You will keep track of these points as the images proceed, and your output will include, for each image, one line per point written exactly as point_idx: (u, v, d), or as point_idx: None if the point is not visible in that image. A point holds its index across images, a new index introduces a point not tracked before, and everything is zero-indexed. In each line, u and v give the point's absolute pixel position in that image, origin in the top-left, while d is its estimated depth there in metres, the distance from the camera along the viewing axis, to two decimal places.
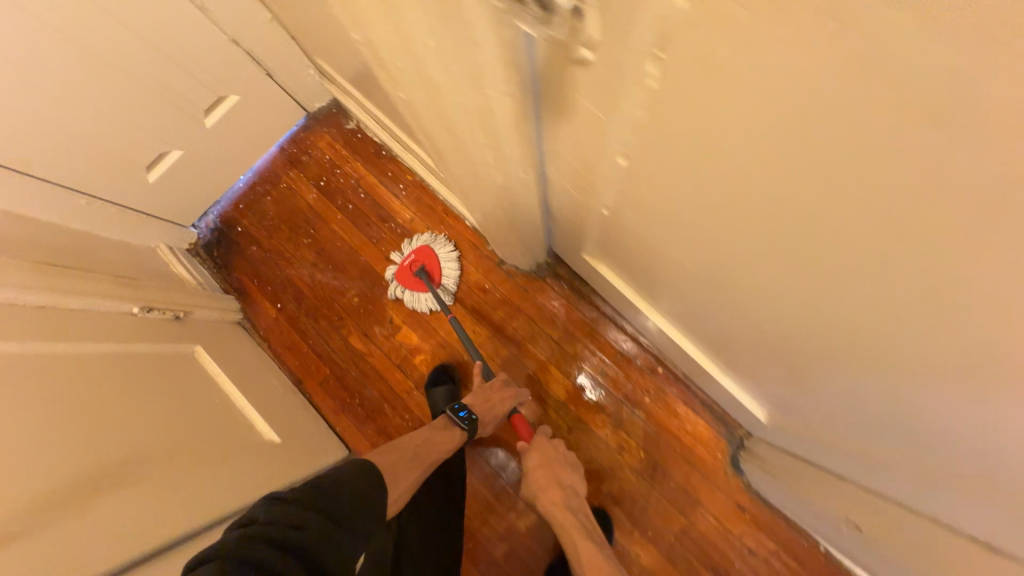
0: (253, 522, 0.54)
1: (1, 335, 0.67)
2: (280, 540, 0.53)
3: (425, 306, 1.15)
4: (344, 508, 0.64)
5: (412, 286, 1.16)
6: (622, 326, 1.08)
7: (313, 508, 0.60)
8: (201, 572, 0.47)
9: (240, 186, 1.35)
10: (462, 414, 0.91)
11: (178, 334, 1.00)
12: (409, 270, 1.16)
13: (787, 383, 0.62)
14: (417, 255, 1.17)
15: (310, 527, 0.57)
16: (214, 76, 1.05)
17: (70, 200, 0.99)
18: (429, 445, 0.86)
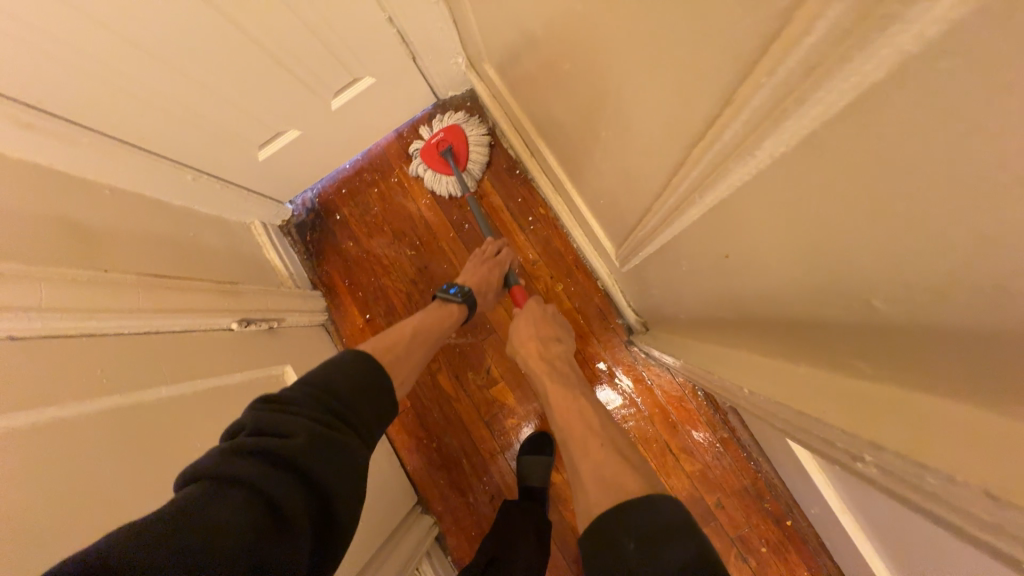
0: (243, 434, 0.48)
1: (107, 386, 0.58)
2: (270, 445, 0.47)
3: (447, 188, 1.09)
4: (339, 401, 0.58)
5: (436, 168, 1.08)
6: (755, 459, 0.92)
7: (306, 403, 0.54)
8: (180, 496, 0.41)
9: (346, 168, 1.19)
10: (452, 291, 0.88)
11: (271, 351, 0.91)
12: (435, 147, 1.06)
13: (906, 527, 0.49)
14: (445, 133, 1.06)
15: (304, 428, 0.50)
16: (354, 56, 0.87)
17: (174, 175, 0.87)
18: (433, 322, 0.83)
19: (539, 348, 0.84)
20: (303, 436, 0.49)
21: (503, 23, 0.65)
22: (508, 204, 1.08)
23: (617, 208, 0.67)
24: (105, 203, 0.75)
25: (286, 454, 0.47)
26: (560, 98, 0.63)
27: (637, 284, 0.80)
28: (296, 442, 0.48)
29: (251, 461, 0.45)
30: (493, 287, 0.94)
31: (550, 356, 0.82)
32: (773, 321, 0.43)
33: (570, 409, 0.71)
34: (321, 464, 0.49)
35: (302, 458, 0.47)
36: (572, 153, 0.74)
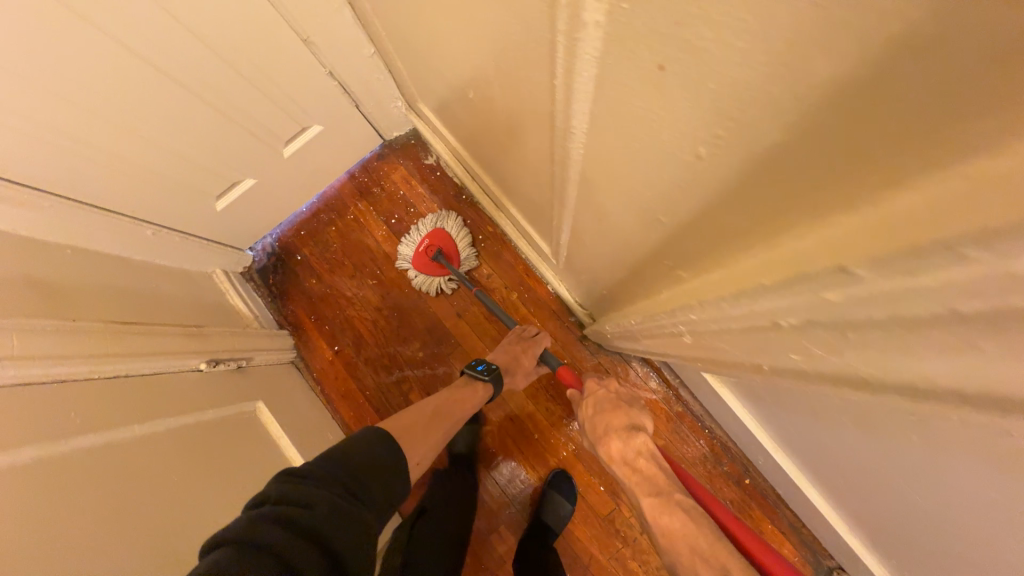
0: (272, 503, 0.55)
1: (78, 427, 0.60)
2: (294, 515, 0.54)
3: (443, 287, 1.14)
4: (359, 482, 0.65)
5: (428, 271, 1.12)
6: (707, 426, 1.01)
7: (326, 477, 0.61)
8: (216, 558, 0.47)
9: (303, 211, 1.26)
10: (479, 368, 0.95)
11: (240, 389, 0.93)
12: (425, 255, 1.11)
13: (800, 424, 0.61)
14: (431, 238, 1.11)
15: (323, 502, 0.58)
16: (300, 107, 0.96)
17: (134, 231, 0.91)
18: (457, 400, 0.91)
19: (618, 445, 0.87)
20: (323, 509, 0.57)
21: (426, 67, 0.76)
22: (497, 275, 1.14)
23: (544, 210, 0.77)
24: (63, 259, 0.78)
25: (306, 523, 0.54)
26: (479, 122, 0.73)
27: (575, 279, 0.90)
28: (315, 513, 0.56)
29: (278, 529, 0.52)
30: (522, 367, 0.99)
31: (632, 455, 0.85)
32: (663, 268, 0.52)
33: (683, 527, 0.72)
34: (335, 534, 0.56)
35: (317, 529, 0.54)
36: (500, 170, 0.84)
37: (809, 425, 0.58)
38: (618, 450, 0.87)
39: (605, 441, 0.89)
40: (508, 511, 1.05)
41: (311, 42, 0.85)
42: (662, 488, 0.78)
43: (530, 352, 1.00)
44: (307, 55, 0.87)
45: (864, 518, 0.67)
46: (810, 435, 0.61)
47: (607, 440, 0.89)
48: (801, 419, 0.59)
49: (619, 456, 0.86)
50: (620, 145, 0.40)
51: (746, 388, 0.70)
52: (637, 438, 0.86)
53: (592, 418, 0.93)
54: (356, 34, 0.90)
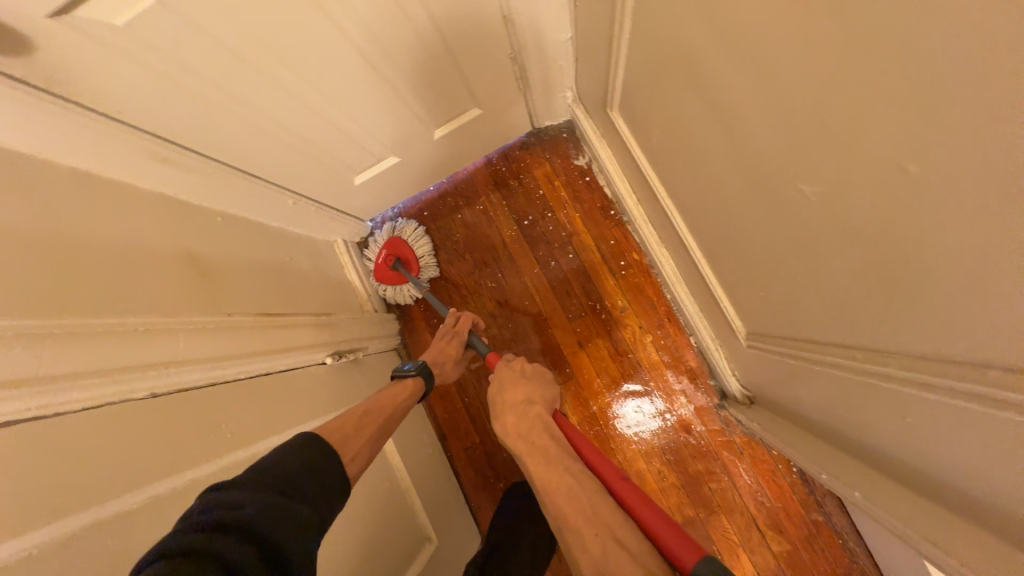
0: (190, 514, 0.40)
1: (225, 438, 0.56)
2: (221, 516, 0.39)
3: (406, 297, 1.11)
4: (291, 477, 0.49)
5: (391, 281, 1.08)
6: (853, 548, 0.86)
7: (251, 479, 0.46)
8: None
9: (429, 191, 1.16)
10: (406, 365, 0.84)
11: (355, 385, 0.89)
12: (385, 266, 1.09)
13: None
14: (387, 246, 1.07)
15: (254, 498, 0.43)
16: (469, 85, 0.82)
17: (278, 200, 0.85)
18: (384, 398, 0.75)
19: (515, 419, 0.67)
20: (255, 504, 0.42)
21: (666, 89, 0.60)
22: (631, 311, 1.01)
23: (760, 293, 0.62)
24: (214, 227, 0.74)
25: (238, 523, 0.40)
26: (723, 179, 0.57)
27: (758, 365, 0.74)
28: (253, 510, 0.41)
29: (207, 533, 0.37)
30: (451, 356, 0.90)
31: (530, 431, 0.64)
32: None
33: (568, 493, 0.52)
34: (276, 531, 0.41)
35: (261, 529, 0.40)
36: (709, 225, 0.68)
37: None
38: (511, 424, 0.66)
39: (500, 415, 0.69)
40: None
41: (512, 18, 0.71)
42: (556, 462, 0.57)
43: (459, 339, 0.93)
44: (500, 28, 0.72)
45: None
46: None
47: (501, 414, 0.69)
48: None
49: (513, 430, 0.66)
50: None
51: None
52: (534, 413, 0.67)
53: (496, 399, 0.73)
54: (560, 12, 0.73)
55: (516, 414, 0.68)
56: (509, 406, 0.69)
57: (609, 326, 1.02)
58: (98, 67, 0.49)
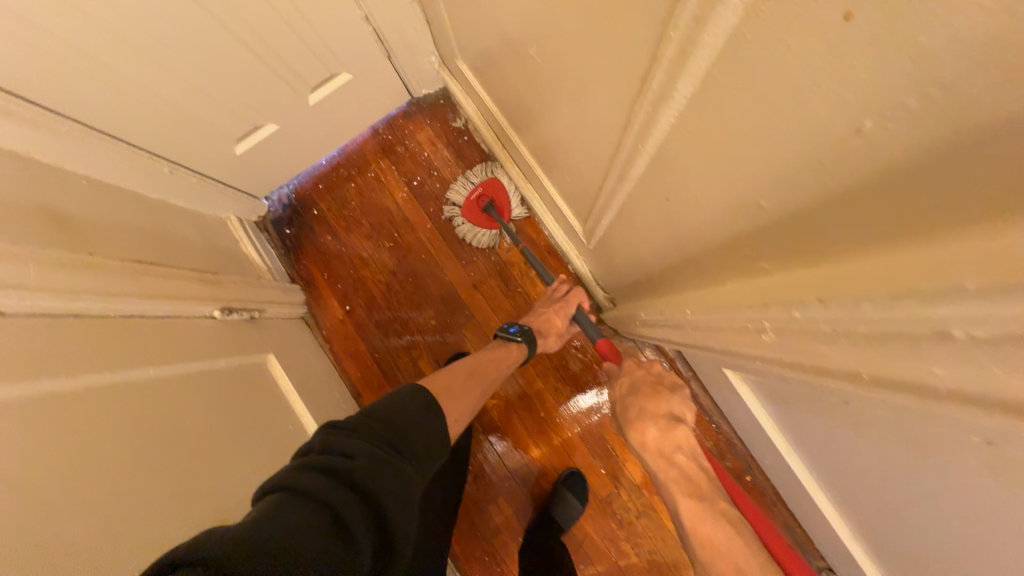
0: (311, 453, 0.47)
1: (93, 362, 0.59)
2: (333, 463, 0.45)
3: (487, 240, 1.11)
4: (400, 436, 0.53)
5: (479, 221, 1.10)
6: (713, 420, 1.01)
7: (365, 429, 0.51)
8: (258, 510, 0.40)
9: (322, 164, 1.22)
10: (512, 329, 0.90)
11: (251, 340, 0.92)
12: (476, 204, 1.08)
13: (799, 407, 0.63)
14: (485, 186, 1.08)
15: (363, 453, 0.47)
16: (332, 51, 0.91)
17: (153, 168, 0.88)
18: (490, 359, 0.84)
19: (656, 434, 0.72)
20: (365, 457, 0.47)
21: (475, 25, 0.71)
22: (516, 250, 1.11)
23: (574, 190, 0.74)
24: (79, 190, 0.75)
25: (350, 476, 0.45)
26: (521, 89, 0.68)
27: (602, 263, 0.87)
28: (359, 462, 0.46)
29: (318, 477, 0.43)
30: (554, 328, 0.93)
31: (670, 447, 0.71)
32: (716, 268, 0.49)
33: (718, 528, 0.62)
34: (378, 485, 0.46)
35: (364, 482, 0.45)
36: (538, 143, 0.80)
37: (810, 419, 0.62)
38: (651, 440, 0.72)
39: (637, 425, 0.74)
40: (506, 483, 1.06)
41: None
42: (706, 493, 0.67)
43: (562, 313, 0.94)
44: None
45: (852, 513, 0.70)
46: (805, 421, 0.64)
47: (640, 424, 0.73)
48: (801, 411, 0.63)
49: (653, 446, 0.71)
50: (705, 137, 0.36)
51: (787, 405, 0.68)
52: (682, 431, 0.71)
53: (625, 402, 0.78)
54: None
55: (654, 431, 0.72)
56: (649, 417, 0.73)
57: (498, 267, 1.12)
58: None
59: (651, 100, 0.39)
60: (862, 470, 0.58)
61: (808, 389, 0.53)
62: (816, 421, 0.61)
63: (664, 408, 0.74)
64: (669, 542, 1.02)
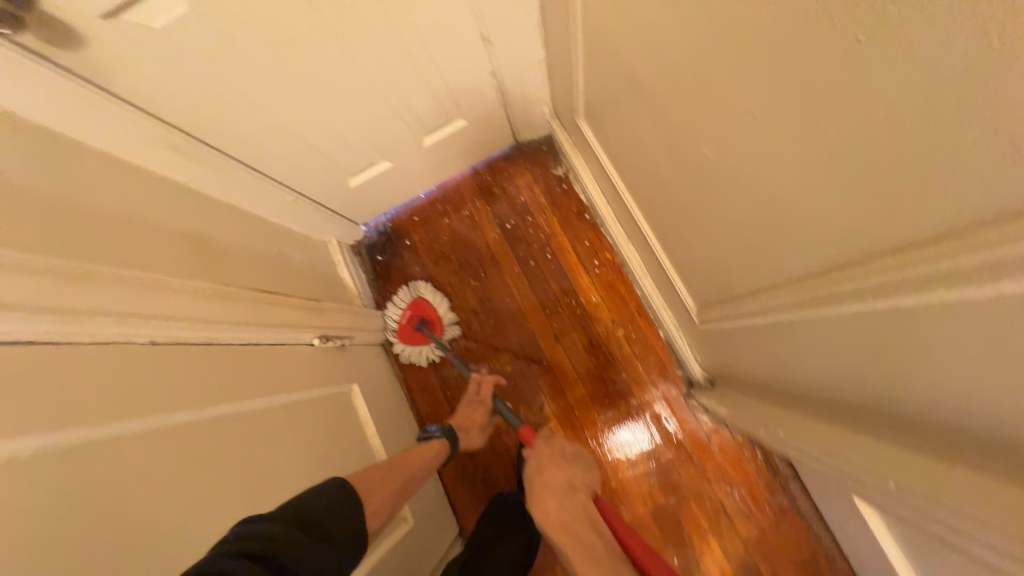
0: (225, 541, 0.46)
1: (214, 393, 0.62)
2: (252, 548, 0.45)
3: (428, 357, 1.14)
4: (314, 519, 0.54)
5: (415, 343, 1.13)
6: (812, 530, 0.90)
7: (280, 514, 0.52)
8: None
9: (419, 197, 1.25)
10: (432, 429, 0.90)
11: (340, 369, 0.94)
12: (408, 326, 1.13)
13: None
14: (411, 308, 1.13)
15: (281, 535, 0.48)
16: (454, 99, 0.93)
17: (278, 196, 0.93)
18: (410, 455, 0.80)
19: (556, 504, 0.74)
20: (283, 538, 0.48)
21: (614, 93, 0.69)
22: (605, 305, 1.07)
23: (701, 269, 0.69)
24: (217, 215, 0.81)
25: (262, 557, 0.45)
26: (661, 164, 0.65)
27: (710, 343, 0.80)
28: (275, 543, 0.47)
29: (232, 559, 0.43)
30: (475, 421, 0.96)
31: (572, 516, 0.72)
32: (919, 408, 0.42)
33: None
34: (296, 566, 0.47)
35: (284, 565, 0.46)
36: (659, 214, 0.76)
37: None
38: (554, 511, 0.73)
39: (540, 500, 0.75)
40: None
41: (488, 40, 0.83)
42: (603, 555, 0.65)
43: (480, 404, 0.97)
44: (478, 49, 0.84)
45: None
46: None
47: (541, 496, 0.76)
48: None
49: (553, 517, 0.72)
50: (974, 291, 0.30)
51: (934, 560, 0.57)
52: (577, 498, 0.75)
53: (531, 479, 0.80)
54: (528, 33, 0.85)
55: (557, 499, 0.74)
56: (547, 490, 0.76)
57: (583, 321, 1.08)
58: (136, 67, 0.59)
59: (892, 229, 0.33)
60: None
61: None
62: None
63: (562, 479, 0.79)
64: None
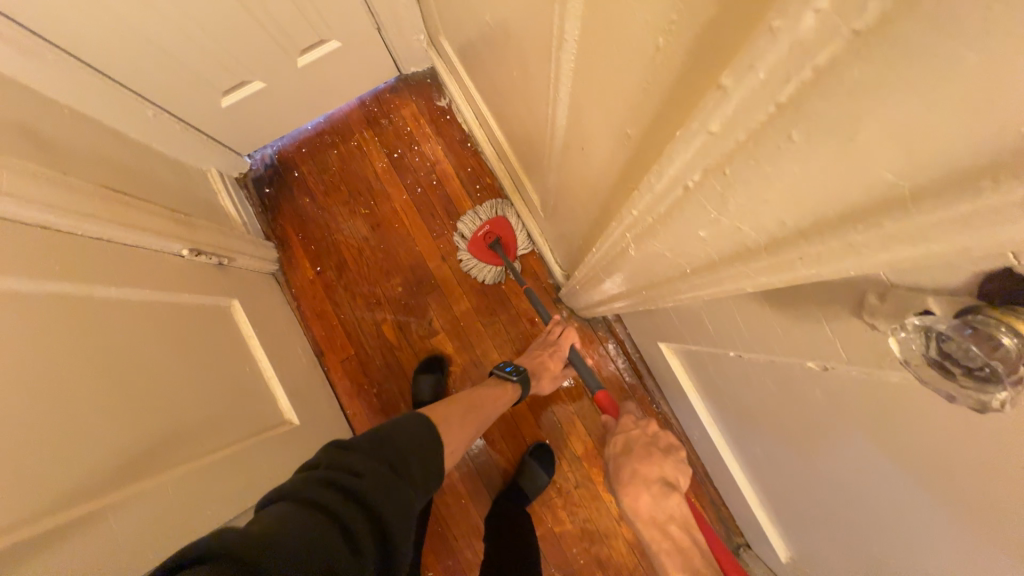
0: (318, 468, 0.48)
1: (57, 272, 0.62)
2: (344, 481, 0.47)
3: (494, 276, 1.13)
4: (399, 459, 0.55)
5: (486, 258, 1.11)
6: (655, 401, 1.07)
7: (368, 449, 0.53)
8: (271, 510, 0.42)
9: (307, 129, 1.25)
10: (508, 369, 0.93)
11: (218, 284, 0.95)
12: (483, 241, 1.10)
13: (713, 380, 0.71)
14: (491, 225, 1.10)
15: (373, 471, 0.50)
16: (324, 17, 0.96)
17: (138, 109, 0.91)
18: (492, 397, 0.85)
19: (648, 501, 0.72)
20: (373, 476, 0.49)
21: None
22: None
23: (529, 162, 0.79)
24: (59, 117, 0.77)
25: (356, 491, 0.47)
26: (485, 60, 0.72)
27: (557, 238, 0.92)
28: (365, 480, 0.48)
29: (324, 490, 0.45)
30: (549, 371, 0.97)
31: (665, 518, 0.70)
32: None
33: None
34: (384, 504, 0.48)
35: (372, 501, 0.47)
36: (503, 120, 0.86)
37: (721, 391, 0.70)
38: (647, 510, 0.71)
39: (632, 490, 0.74)
40: None
41: None
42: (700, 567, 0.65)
43: (556, 356, 0.98)
44: None
45: (769, 496, 0.75)
46: (718, 392, 0.72)
47: (633, 489, 0.74)
48: (716, 385, 0.71)
49: (643, 515, 0.71)
50: None
51: (705, 374, 0.73)
52: (673, 499, 0.71)
53: (621, 463, 0.79)
54: None
55: (647, 496, 0.72)
56: (641, 481, 0.74)
57: None
58: None
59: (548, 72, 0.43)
60: (752, 426, 0.65)
61: (714, 353, 0.60)
62: (723, 390, 0.69)
63: (655, 472, 0.75)
64: (611, 519, 1.07)
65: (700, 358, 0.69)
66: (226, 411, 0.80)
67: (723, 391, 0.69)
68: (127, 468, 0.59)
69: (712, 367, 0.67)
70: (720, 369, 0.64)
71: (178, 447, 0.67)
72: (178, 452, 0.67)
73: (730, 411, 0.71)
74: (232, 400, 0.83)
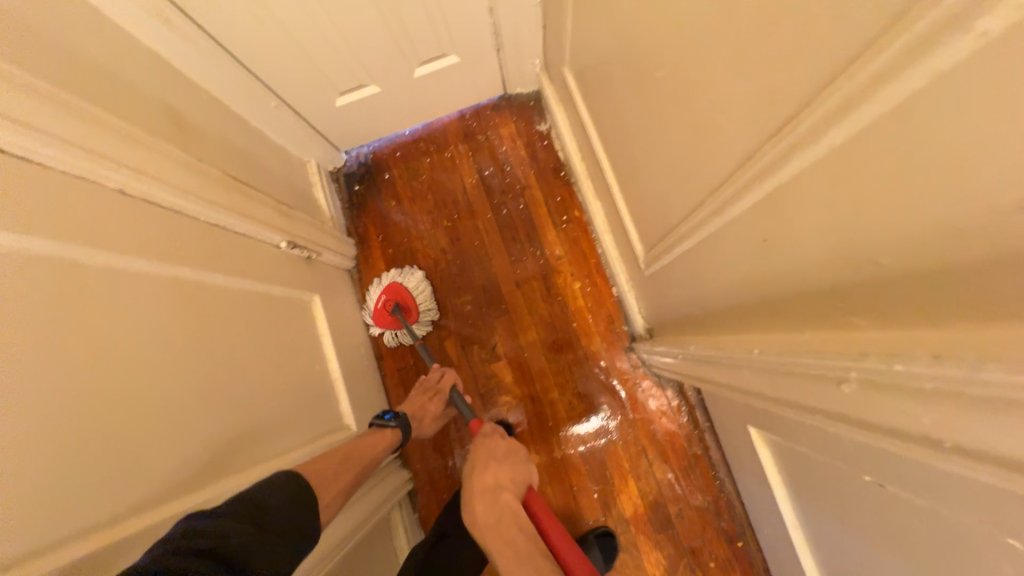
0: (173, 539, 0.44)
1: (177, 255, 0.64)
2: (209, 545, 0.44)
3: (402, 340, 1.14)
4: (266, 516, 0.53)
5: (390, 327, 1.11)
6: (718, 475, 1.00)
7: (231, 508, 0.51)
8: None
9: (404, 134, 1.27)
10: (386, 415, 0.86)
11: (303, 277, 0.96)
12: (381, 309, 1.10)
13: (812, 485, 0.64)
14: (386, 293, 1.10)
15: (237, 530, 0.48)
16: (449, 33, 0.96)
17: (262, 99, 0.94)
18: (363, 445, 0.78)
19: (484, 506, 0.64)
20: (240, 537, 0.48)
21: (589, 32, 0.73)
22: (565, 259, 1.13)
23: (646, 213, 0.75)
24: (197, 102, 0.81)
25: (222, 554, 0.45)
26: (624, 105, 0.69)
27: (650, 290, 0.87)
28: (235, 540, 0.47)
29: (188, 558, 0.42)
30: (429, 413, 0.94)
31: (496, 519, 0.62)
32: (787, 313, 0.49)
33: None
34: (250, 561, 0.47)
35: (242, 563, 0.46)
36: (619, 162, 0.82)
37: (820, 499, 0.63)
38: (482, 515, 0.63)
39: (470, 501, 0.65)
40: None
41: None
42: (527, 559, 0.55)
43: (437, 398, 0.96)
44: None
45: None
46: (815, 499, 0.65)
47: (472, 500, 0.65)
48: (815, 490, 0.64)
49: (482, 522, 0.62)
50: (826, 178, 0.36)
51: (801, 474, 0.66)
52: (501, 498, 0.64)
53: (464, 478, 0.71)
54: None
55: (485, 497, 0.65)
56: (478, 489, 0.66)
57: (545, 271, 1.14)
58: None
59: (770, 147, 0.39)
60: (859, 551, 0.58)
61: (836, 467, 0.54)
62: (826, 500, 0.62)
63: (491, 479, 0.68)
64: None
65: (805, 461, 0.63)
66: (294, 409, 0.80)
67: (824, 500, 0.62)
68: (210, 463, 0.59)
69: (818, 475, 0.60)
70: (835, 483, 0.57)
71: (254, 445, 0.68)
72: (254, 451, 0.67)
73: (827, 521, 0.64)
74: (302, 399, 0.83)
